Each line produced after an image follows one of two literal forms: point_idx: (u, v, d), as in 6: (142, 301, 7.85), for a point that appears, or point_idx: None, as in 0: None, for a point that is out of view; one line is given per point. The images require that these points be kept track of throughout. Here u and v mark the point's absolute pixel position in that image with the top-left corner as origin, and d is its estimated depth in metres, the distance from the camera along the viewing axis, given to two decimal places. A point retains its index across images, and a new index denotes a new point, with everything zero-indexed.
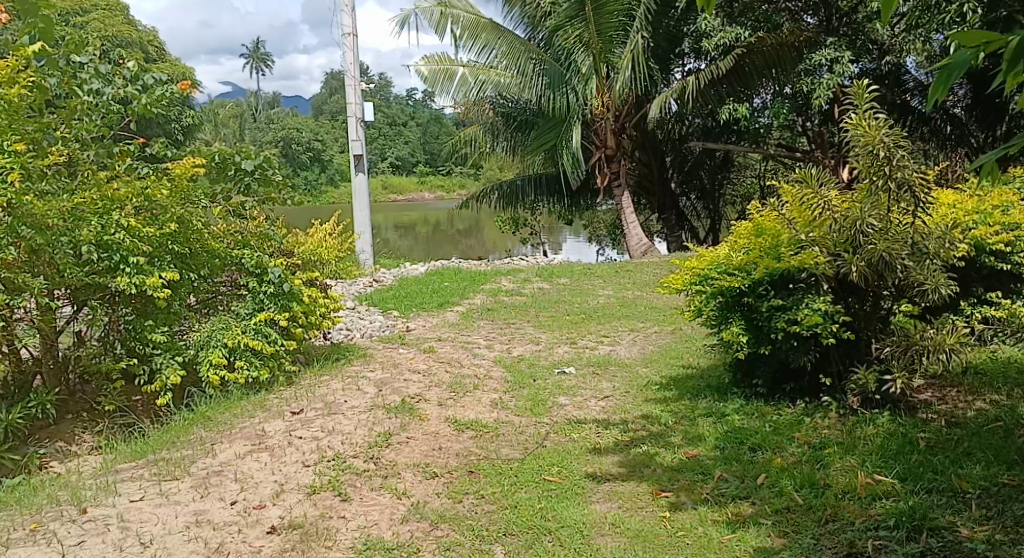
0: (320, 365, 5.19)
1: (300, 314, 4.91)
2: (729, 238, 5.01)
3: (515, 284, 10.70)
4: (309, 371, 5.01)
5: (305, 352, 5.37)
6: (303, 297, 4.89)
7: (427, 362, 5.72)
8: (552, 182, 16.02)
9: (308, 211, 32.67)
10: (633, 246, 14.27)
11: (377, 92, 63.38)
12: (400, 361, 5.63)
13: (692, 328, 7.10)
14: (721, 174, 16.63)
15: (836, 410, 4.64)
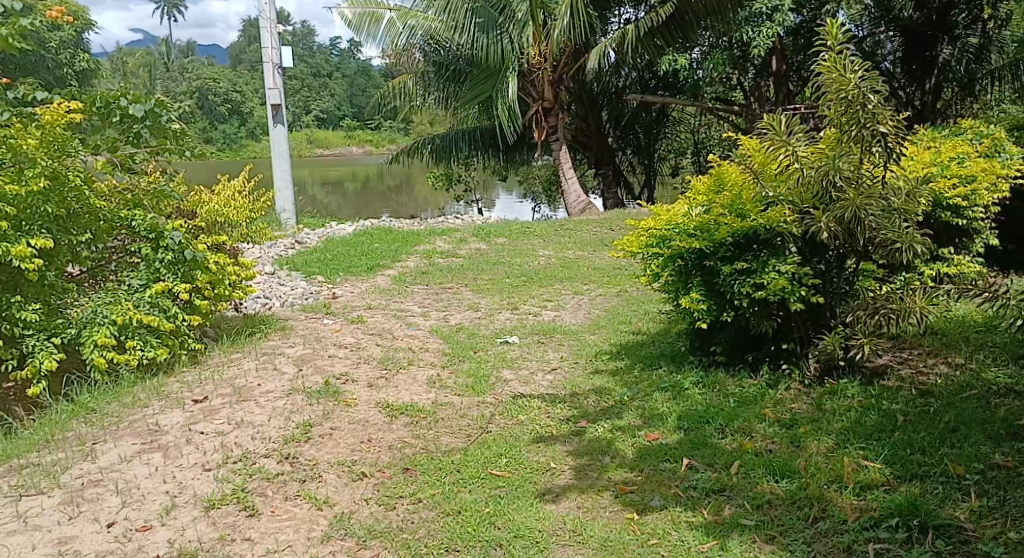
0: (234, 341, 4.64)
1: (205, 285, 4.31)
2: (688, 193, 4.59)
3: (451, 245, 10.16)
4: (221, 348, 4.50)
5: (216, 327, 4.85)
6: (209, 265, 4.28)
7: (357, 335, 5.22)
8: (486, 136, 15.44)
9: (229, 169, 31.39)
10: (571, 203, 13.92)
11: (299, 43, 61.23)
12: (327, 334, 5.12)
13: (639, 291, 6.75)
14: (657, 129, 16.33)
15: (798, 377, 4.26)
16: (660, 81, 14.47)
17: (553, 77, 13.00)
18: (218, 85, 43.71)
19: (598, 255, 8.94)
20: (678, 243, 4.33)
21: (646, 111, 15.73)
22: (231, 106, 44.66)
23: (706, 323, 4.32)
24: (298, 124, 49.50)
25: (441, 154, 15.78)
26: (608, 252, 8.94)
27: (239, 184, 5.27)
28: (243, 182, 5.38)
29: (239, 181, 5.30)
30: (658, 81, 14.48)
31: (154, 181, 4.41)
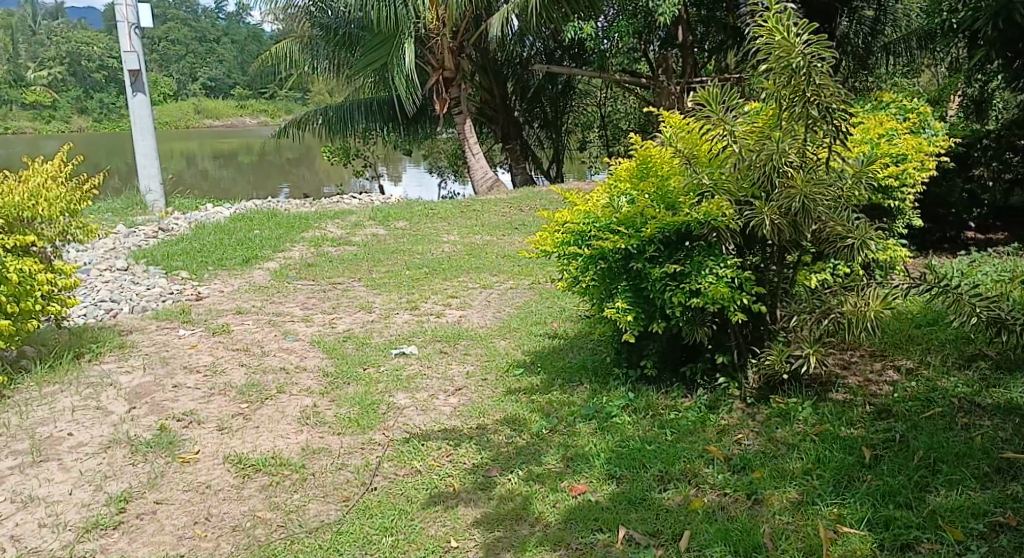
0: (54, 366, 4.23)
1: (6, 300, 3.98)
2: (608, 178, 3.88)
3: (343, 230, 9.30)
4: (33, 378, 4.06)
5: (32, 346, 4.42)
6: (10, 277, 3.96)
7: (221, 359, 4.43)
8: (385, 108, 14.49)
9: (107, 144, 29.55)
10: (478, 181, 13.18)
11: (182, 6, 58.17)
12: (184, 364, 4.33)
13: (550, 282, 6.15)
14: (564, 101, 15.68)
15: (741, 399, 3.60)
16: (566, 52, 13.81)
17: (454, 44, 12.17)
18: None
19: (509, 239, 8.27)
20: (599, 241, 3.62)
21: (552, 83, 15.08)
22: None
23: (633, 335, 3.63)
24: (186, 94, 47.03)
25: (336, 126, 14.74)
26: (518, 237, 8.29)
27: (54, 167, 4.51)
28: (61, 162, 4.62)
29: (54, 164, 4.54)
30: (563, 51, 13.84)
31: None
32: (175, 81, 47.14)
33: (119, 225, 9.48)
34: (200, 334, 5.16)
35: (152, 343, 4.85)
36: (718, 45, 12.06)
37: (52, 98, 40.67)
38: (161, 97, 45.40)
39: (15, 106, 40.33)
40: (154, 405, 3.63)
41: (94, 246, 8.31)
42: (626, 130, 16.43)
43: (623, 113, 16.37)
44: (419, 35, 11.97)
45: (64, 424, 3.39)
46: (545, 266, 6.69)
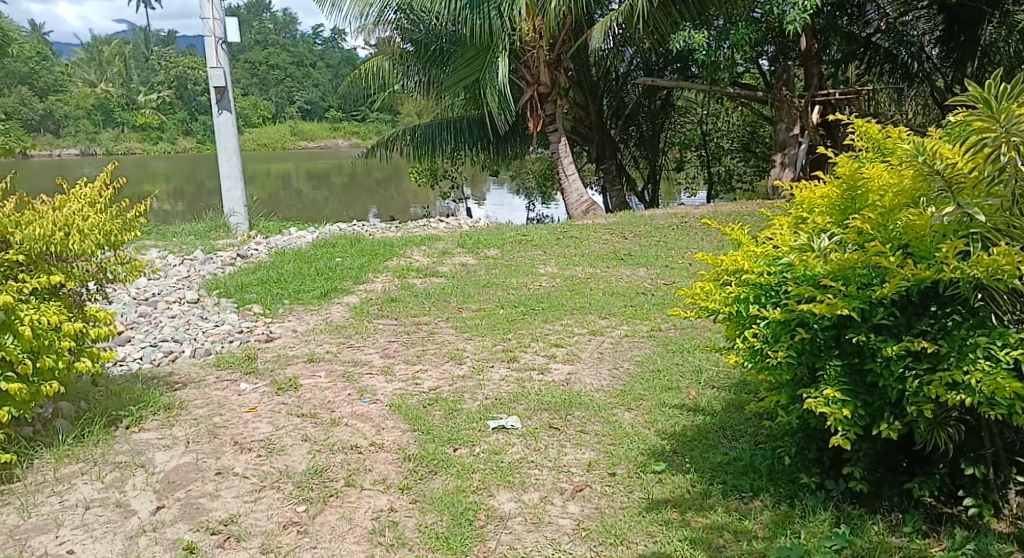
0: (83, 437, 3.71)
1: (46, 359, 3.50)
2: (806, 215, 2.93)
3: (429, 261, 8.49)
4: (52, 453, 3.52)
5: (70, 415, 3.93)
6: (51, 332, 3.50)
7: (279, 435, 3.65)
8: (473, 127, 13.76)
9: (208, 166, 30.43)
10: (572, 204, 12.27)
11: (283, 32, 60.18)
12: (236, 440, 3.58)
13: (672, 329, 5.15)
14: (662, 119, 14.69)
15: (1015, 546, 2.54)
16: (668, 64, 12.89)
17: (551, 57, 11.34)
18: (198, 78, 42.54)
19: (617, 272, 7.30)
20: (799, 301, 2.64)
21: (650, 100, 14.14)
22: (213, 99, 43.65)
23: (847, 440, 2.61)
24: (282, 117, 48.12)
25: (422, 146, 14.08)
26: (627, 270, 7.33)
27: (93, 192, 4.01)
28: (103, 186, 4.14)
29: (94, 188, 4.04)
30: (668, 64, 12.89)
31: None
32: (272, 104, 48.27)
33: (197, 249, 9.02)
34: (263, 397, 4.40)
35: (206, 410, 4.15)
36: (849, 55, 10.62)
37: (158, 120, 44.23)
38: (259, 119, 46.54)
39: (126, 128, 44.02)
40: (187, 505, 2.93)
41: (169, 271, 7.91)
42: (729, 150, 15.32)
43: (726, 131, 15.28)
44: (513, 48, 11.23)
45: (69, 533, 2.78)
46: (665, 307, 5.70)
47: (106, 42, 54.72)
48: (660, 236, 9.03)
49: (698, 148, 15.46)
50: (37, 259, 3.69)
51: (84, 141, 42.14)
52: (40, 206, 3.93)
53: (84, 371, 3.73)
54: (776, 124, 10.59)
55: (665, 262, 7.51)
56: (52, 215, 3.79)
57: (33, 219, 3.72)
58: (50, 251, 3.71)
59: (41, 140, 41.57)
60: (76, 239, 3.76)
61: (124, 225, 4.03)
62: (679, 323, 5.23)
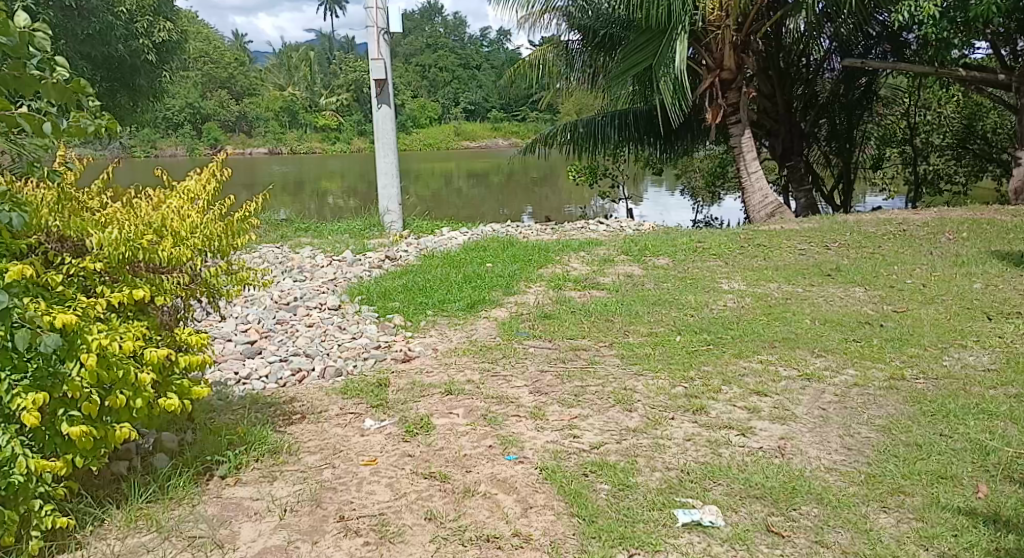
0: (166, 489, 3.01)
1: (126, 399, 2.75)
2: None
3: (588, 271, 7.53)
4: (124, 512, 2.86)
5: (169, 452, 3.29)
6: (132, 365, 2.74)
7: (397, 509, 2.92)
8: (641, 120, 12.67)
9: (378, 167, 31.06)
10: (754, 207, 11.09)
11: (451, 33, 61.39)
12: (343, 514, 2.86)
13: (924, 379, 4.81)
14: (860, 111, 13.32)
15: None
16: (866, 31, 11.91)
17: (738, 38, 10.33)
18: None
19: (825, 291, 7.15)
20: None
21: (849, 89, 12.94)
22: None
23: None
24: (450, 118, 48.87)
25: (583, 142, 13.09)
26: (815, 314, 6.32)
27: (197, 185, 3.26)
28: (212, 179, 3.39)
29: (201, 180, 3.30)
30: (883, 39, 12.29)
31: (62, 210, 2.90)
32: (440, 105, 49.17)
33: (348, 249, 8.49)
34: (388, 441, 3.57)
35: (319, 458, 3.36)
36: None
37: (337, 121, 46.19)
38: (428, 120, 47.41)
39: (308, 129, 46.18)
40: None
41: (314, 272, 7.33)
42: (939, 145, 14.47)
43: (936, 126, 14.45)
44: (696, 29, 10.36)
45: None
46: (901, 346, 5.46)
47: (292, 47, 57.78)
48: (872, 248, 8.91)
49: (901, 145, 14.75)
50: (120, 268, 2.92)
51: (272, 140, 44.29)
52: (135, 201, 3.22)
53: (171, 412, 2.94)
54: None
55: (882, 283, 7.46)
56: (143, 214, 3.04)
57: (120, 219, 2.98)
58: (137, 258, 2.95)
59: (236, 139, 44.21)
60: (167, 244, 3.00)
61: (230, 228, 3.25)
62: (930, 366, 5.05)
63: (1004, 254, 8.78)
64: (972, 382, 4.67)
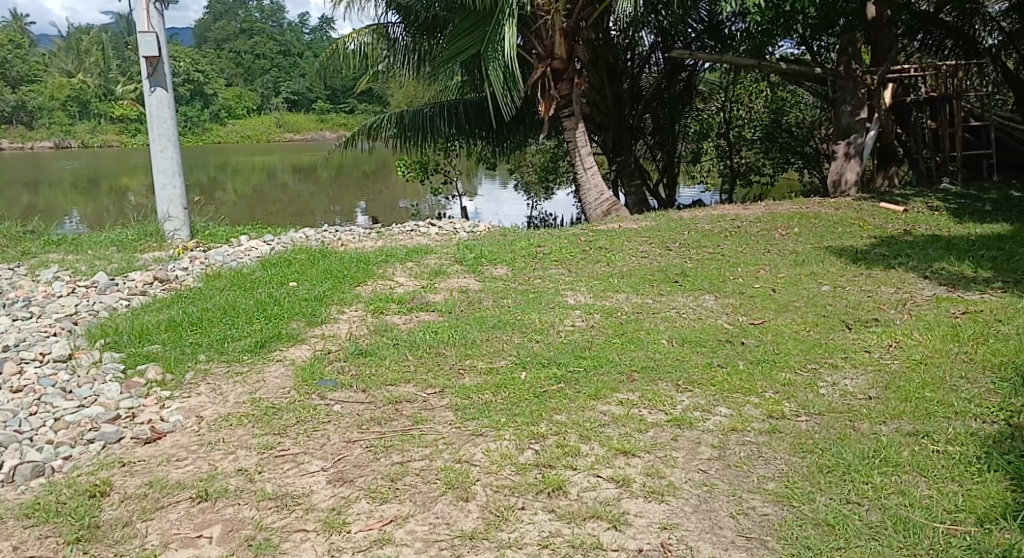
0: None
1: None
2: None
3: (413, 289, 6.38)
4: None
5: None
6: None
7: None
8: (471, 112, 11.69)
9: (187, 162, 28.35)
10: (590, 204, 10.38)
11: (268, 19, 58.05)
12: None
13: (806, 416, 4.39)
14: (683, 106, 13.12)
15: None
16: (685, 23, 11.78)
17: (568, 23, 9.63)
18: (179, 65, 40.25)
19: (676, 301, 6.42)
20: None
21: (671, 84, 12.78)
22: (194, 87, 41.31)
23: None
24: (268, 109, 45.88)
25: (408, 135, 11.92)
26: (674, 332, 5.56)
27: None
28: None
29: None
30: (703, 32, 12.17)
31: None
32: (257, 95, 46.15)
33: (111, 269, 6.92)
34: None
35: None
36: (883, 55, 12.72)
37: (138, 111, 42.19)
38: (244, 110, 44.20)
39: (104, 119, 41.83)
40: None
41: (59, 304, 5.79)
42: (751, 139, 14.81)
43: (748, 120, 14.75)
44: (524, 13, 9.52)
45: None
46: (769, 369, 5.03)
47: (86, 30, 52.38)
48: (712, 246, 8.38)
49: (717, 138, 14.92)
50: None
51: (59, 132, 39.64)
52: None
53: None
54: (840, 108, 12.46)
55: (731, 288, 6.85)
56: None
57: None
58: None
59: (14, 132, 39.30)
60: None
61: None
62: (809, 398, 4.62)
63: (838, 252, 8.57)
64: (864, 443, 4.05)
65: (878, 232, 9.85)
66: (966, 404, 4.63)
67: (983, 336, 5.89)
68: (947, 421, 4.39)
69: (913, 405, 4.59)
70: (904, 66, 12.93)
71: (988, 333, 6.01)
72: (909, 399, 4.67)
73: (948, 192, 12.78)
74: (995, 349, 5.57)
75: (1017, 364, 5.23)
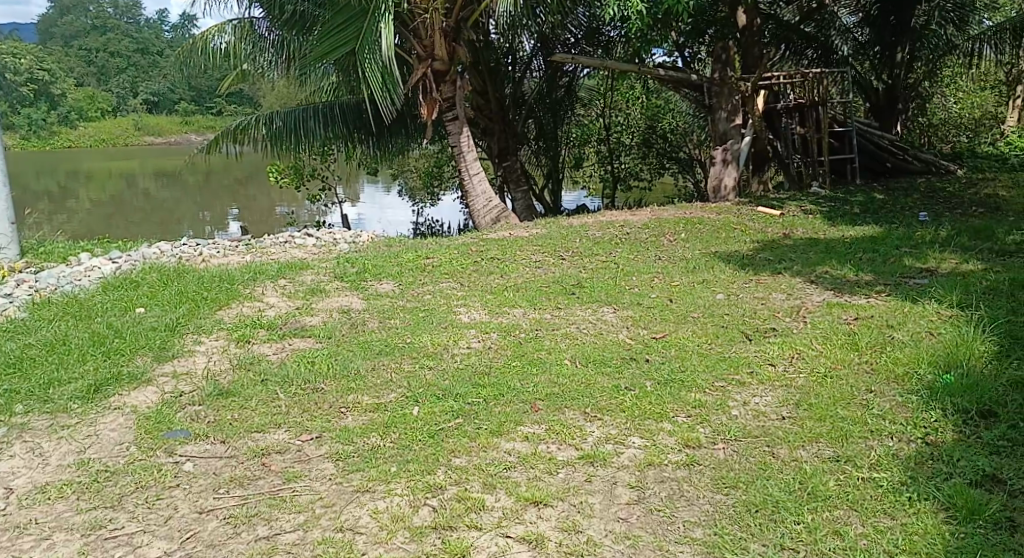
0: None
1: None
2: None
3: (287, 312, 5.71)
4: None
5: None
6: None
7: None
8: (348, 115, 11.03)
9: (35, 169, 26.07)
10: (478, 211, 9.91)
11: (123, 16, 54.60)
12: None
13: (723, 444, 4.06)
14: (564, 110, 13.13)
15: None
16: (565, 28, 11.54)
17: (448, 24, 9.16)
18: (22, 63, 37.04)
19: (573, 315, 6.00)
20: None
21: (552, 88, 12.68)
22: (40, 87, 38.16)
23: None
24: (125, 110, 43.03)
25: (280, 139, 11.08)
26: (575, 351, 5.15)
27: None
28: None
29: None
30: (583, 39, 12.01)
31: None
32: (113, 96, 43.19)
33: None
34: None
35: None
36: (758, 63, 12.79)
37: None
38: (98, 113, 41.24)
39: None
40: None
41: None
42: (629, 145, 14.99)
43: (626, 126, 14.88)
44: (400, 10, 8.93)
45: None
46: (677, 389, 4.68)
47: None
48: (604, 255, 8.05)
49: (597, 143, 14.89)
50: None
51: None
52: None
53: None
54: (716, 114, 12.48)
55: (628, 298, 6.52)
56: None
57: None
58: None
59: None
60: None
61: None
62: (723, 423, 4.30)
63: (726, 257, 8.42)
64: (788, 473, 3.74)
65: (760, 236, 9.82)
66: (880, 421, 4.42)
67: (881, 344, 5.76)
68: (865, 443, 4.16)
69: (829, 425, 4.35)
70: (772, 74, 13.12)
71: (885, 340, 5.90)
72: (824, 418, 4.43)
73: (820, 195, 13.07)
74: (896, 357, 5.43)
75: (919, 374, 5.07)
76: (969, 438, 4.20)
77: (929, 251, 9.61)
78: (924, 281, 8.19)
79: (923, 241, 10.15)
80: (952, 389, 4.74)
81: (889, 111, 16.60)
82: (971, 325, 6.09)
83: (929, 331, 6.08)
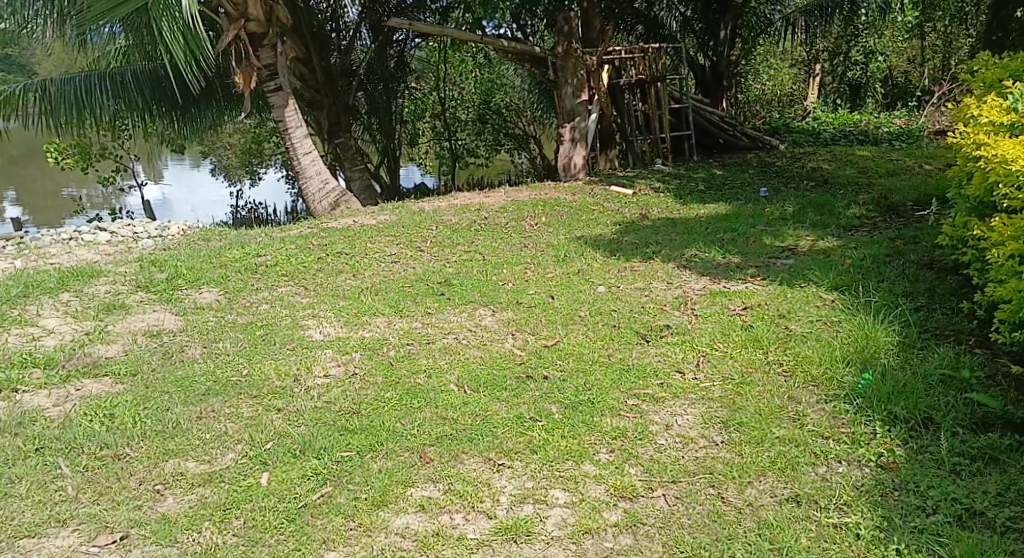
0: None
1: None
2: None
3: (71, 340, 4.87)
4: None
5: None
6: None
7: None
8: (145, 85, 9.41)
9: None
10: (313, 196, 8.71)
11: None
12: None
13: (663, 488, 3.43)
14: (396, 83, 12.05)
15: None
16: None
17: None
18: None
19: (447, 326, 5.13)
20: None
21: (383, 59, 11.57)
22: None
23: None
24: None
25: (58, 111, 9.25)
26: (460, 372, 4.46)
27: None
28: None
29: None
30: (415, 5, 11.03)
31: None
32: None
33: None
34: None
35: None
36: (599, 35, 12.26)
37: None
38: None
39: None
40: None
41: None
42: (465, 121, 14.09)
43: (459, 100, 14.02)
44: None
45: None
46: (591, 420, 3.95)
47: None
48: (465, 244, 7.16)
49: (431, 120, 14.01)
50: None
51: None
52: None
53: None
54: (563, 89, 11.85)
55: (504, 296, 5.70)
56: None
57: None
58: None
59: None
60: None
61: None
62: (653, 459, 3.63)
63: (592, 242, 7.77)
64: (751, 531, 3.16)
65: (618, 217, 9.29)
66: (820, 441, 3.80)
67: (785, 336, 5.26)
68: (816, 471, 3.57)
69: (771, 451, 3.72)
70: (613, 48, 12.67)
71: (785, 332, 5.42)
72: (763, 443, 3.78)
73: (664, 172, 12.80)
74: (806, 355, 4.86)
75: (838, 375, 4.55)
76: (918, 454, 3.64)
77: (784, 228, 9.38)
78: (791, 260, 7.82)
79: (774, 217, 9.93)
80: (885, 392, 4.17)
81: (715, 88, 16.78)
82: (865, 312, 5.70)
83: (823, 319, 5.64)
